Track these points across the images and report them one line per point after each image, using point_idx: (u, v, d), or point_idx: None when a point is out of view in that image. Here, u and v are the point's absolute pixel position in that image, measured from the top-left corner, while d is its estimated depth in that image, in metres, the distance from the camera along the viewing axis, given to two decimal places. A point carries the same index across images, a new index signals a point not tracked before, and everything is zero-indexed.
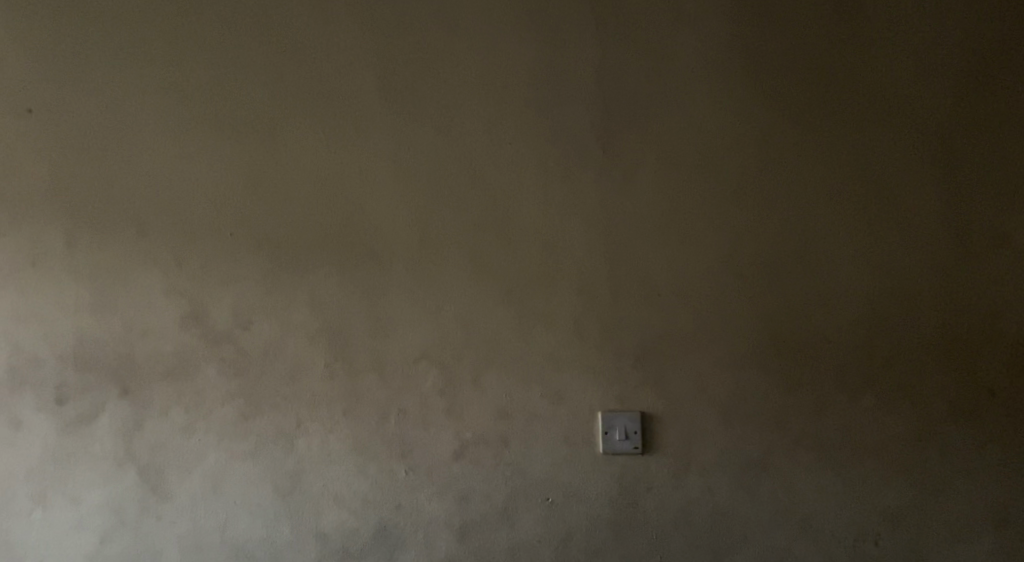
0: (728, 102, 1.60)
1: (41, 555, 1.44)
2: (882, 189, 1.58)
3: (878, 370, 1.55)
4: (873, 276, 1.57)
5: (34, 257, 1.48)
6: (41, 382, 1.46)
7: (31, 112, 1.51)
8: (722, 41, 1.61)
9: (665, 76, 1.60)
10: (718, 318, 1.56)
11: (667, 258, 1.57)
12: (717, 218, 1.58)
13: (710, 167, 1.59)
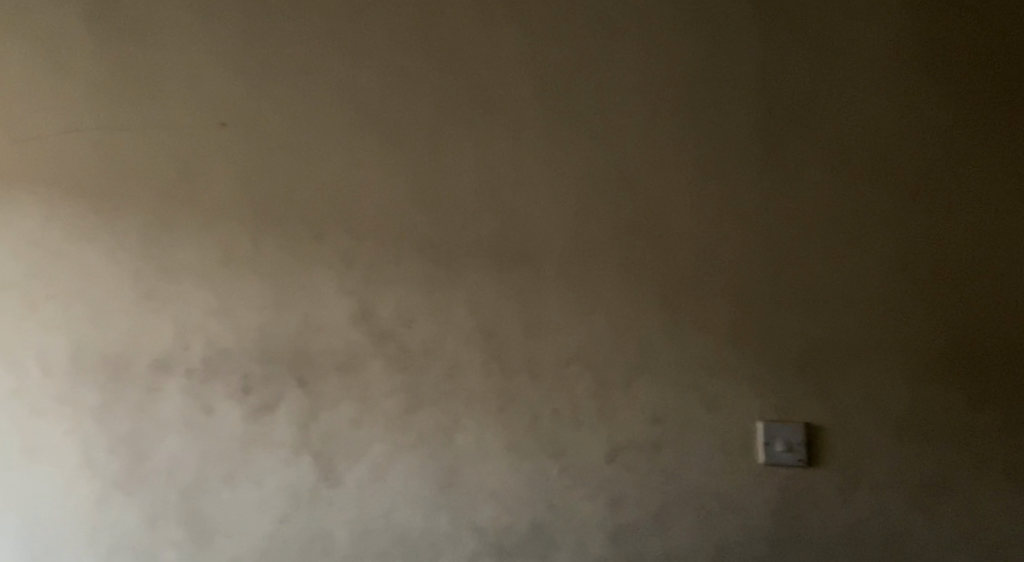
0: (831, 120, 1.52)
1: (229, 531, 1.58)
2: (983, 201, 1.47)
3: (1002, 400, 1.44)
4: (981, 298, 1.46)
5: (226, 259, 1.61)
6: (229, 372, 1.59)
7: (225, 126, 1.62)
8: (830, 50, 1.52)
9: (827, 72, 1.52)
10: (880, 331, 1.47)
11: (823, 267, 1.49)
12: (824, 245, 1.50)
13: (822, 189, 1.51)
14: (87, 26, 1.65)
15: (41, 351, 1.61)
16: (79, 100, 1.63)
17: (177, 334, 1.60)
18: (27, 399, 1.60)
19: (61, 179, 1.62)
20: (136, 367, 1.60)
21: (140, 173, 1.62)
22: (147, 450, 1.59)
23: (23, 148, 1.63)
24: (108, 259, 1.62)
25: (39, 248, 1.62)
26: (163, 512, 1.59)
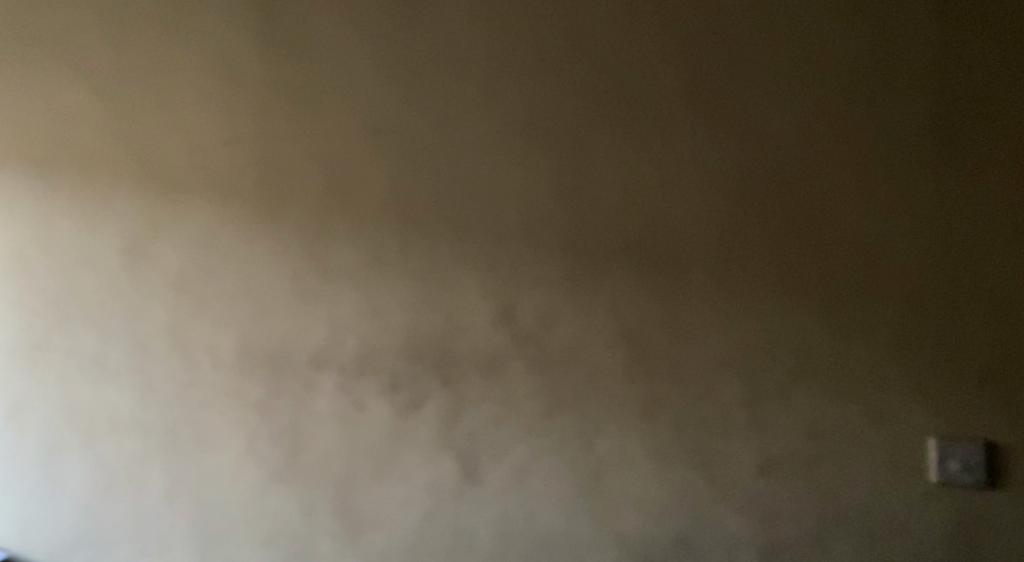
0: (1000, 111, 1.36)
1: (378, 524, 1.64)
2: None
3: None
4: None
5: (377, 261, 1.66)
6: (379, 370, 1.65)
7: (376, 134, 1.66)
8: (1000, 31, 1.36)
9: (1008, 55, 1.36)
10: None
11: (1000, 274, 1.36)
12: (993, 251, 1.37)
13: (989, 189, 1.37)
14: (247, 39, 1.73)
15: (211, 347, 1.73)
16: (242, 111, 1.73)
17: (330, 333, 1.67)
18: (199, 391, 1.73)
19: (229, 186, 1.73)
20: (294, 363, 1.69)
21: (298, 179, 1.70)
22: (304, 443, 1.68)
23: (196, 158, 1.75)
24: (270, 262, 1.71)
25: (209, 251, 1.74)
26: (318, 502, 1.67)
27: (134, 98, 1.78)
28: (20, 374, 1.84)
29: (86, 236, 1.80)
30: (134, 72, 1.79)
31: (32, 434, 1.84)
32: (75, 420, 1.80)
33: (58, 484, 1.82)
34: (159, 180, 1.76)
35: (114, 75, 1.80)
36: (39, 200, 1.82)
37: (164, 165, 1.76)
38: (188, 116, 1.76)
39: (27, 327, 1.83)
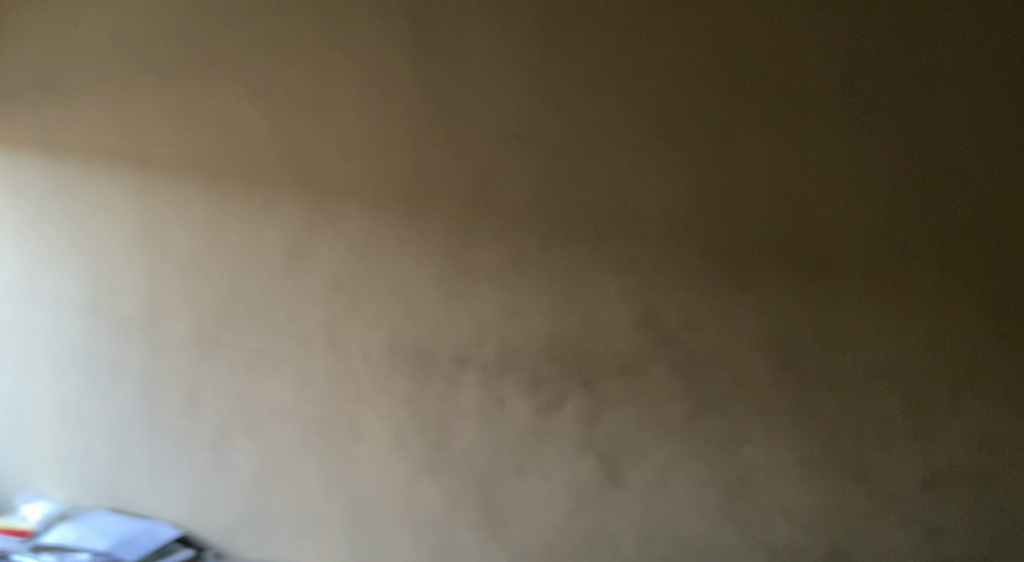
0: None
1: (519, 521, 1.66)
2: None
3: None
4: None
5: (518, 262, 1.66)
6: (519, 369, 1.66)
7: (518, 138, 1.66)
8: None
9: None
10: None
11: None
12: None
13: None
14: (396, 47, 1.76)
15: (363, 345, 1.82)
16: (391, 119, 1.77)
17: (473, 333, 1.70)
18: (352, 385, 1.83)
19: (379, 191, 1.79)
20: (439, 361, 1.74)
21: (444, 184, 1.73)
22: (448, 438, 1.72)
23: (349, 166, 1.83)
24: (417, 265, 1.76)
25: (361, 254, 1.82)
26: (462, 496, 1.71)
27: (293, 109, 1.88)
28: (197, 366, 2.01)
29: (253, 240, 1.94)
30: (291, 80, 1.88)
31: (206, 421, 2.00)
32: (242, 411, 1.96)
33: (226, 468, 1.98)
34: (317, 188, 1.86)
35: (276, 87, 1.90)
36: (212, 206, 1.98)
37: (321, 173, 1.86)
38: (343, 124, 1.83)
39: (202, 321, 2.01)
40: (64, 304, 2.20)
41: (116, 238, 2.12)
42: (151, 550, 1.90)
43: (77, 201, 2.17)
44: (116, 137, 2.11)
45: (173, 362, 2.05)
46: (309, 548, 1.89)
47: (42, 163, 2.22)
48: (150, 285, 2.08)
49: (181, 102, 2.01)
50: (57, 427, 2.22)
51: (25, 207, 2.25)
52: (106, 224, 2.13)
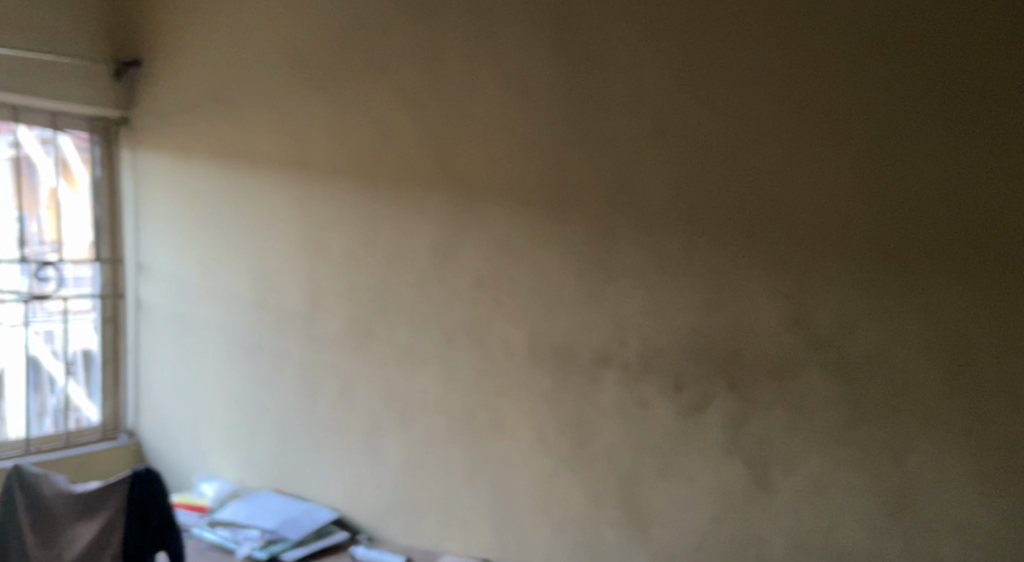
0: None
1: (662, 522, 1.64)
2: None
3: None
4: None
5: (660, 261, 1.65)
6: (662, 370, 1.64)
7: (662, 135, 1.63)
8: None
9: None
10: None
11: None
12: None
13: None
14: (538, 50, 1.79)
15: (505, 342, 1.86)
16: (533, 121, 1.81)
17: (615, 333, 1.70)
18: (495, 381, 1.88)
19: (522, 192, 1.83)
20: (581, 360, 1.75)
21: (586, 184, 1.74)
22: (590, 435, 1.73)
23: (492, 168, 1.88)
24: (558, 264, 1.78)
25: (504, 254, 1.86)
26: (604, 494, 1.72)
27: (439, 114, 1.95)
28: (351, 359, 2.14)
29: (401, 240, 2.04)
30: (436, 86, 1.95)
31: (359, 411, 2.13)
32: (392, 402, 2.06)
33: (378, 456, 2.09)
34: (462, 189, 1.93)
35: (423, 93, 1.98)
36: (364, 209, 2.10)
37: (466, 175, 1.92)
38: (487, 127, 1.88)
39: (355, 317, 2.13)
40: (235, 300, 2.40)
41: (279, 239, 2.29)
42: (312, 529, 2.03)
43: (246, 205, 2.37)
44: (279, 145, 2.27)
45: (329, 355, 2.19)
46: (453, 538, 1.95)
47: (217, 171, 2.43)
48: (309, 283, 2.23)
49: (336, 111, 2.14)
50: (229, 413, 2.43)
51: (202, 213, 2.48)
52: (270, 226, 2.31)
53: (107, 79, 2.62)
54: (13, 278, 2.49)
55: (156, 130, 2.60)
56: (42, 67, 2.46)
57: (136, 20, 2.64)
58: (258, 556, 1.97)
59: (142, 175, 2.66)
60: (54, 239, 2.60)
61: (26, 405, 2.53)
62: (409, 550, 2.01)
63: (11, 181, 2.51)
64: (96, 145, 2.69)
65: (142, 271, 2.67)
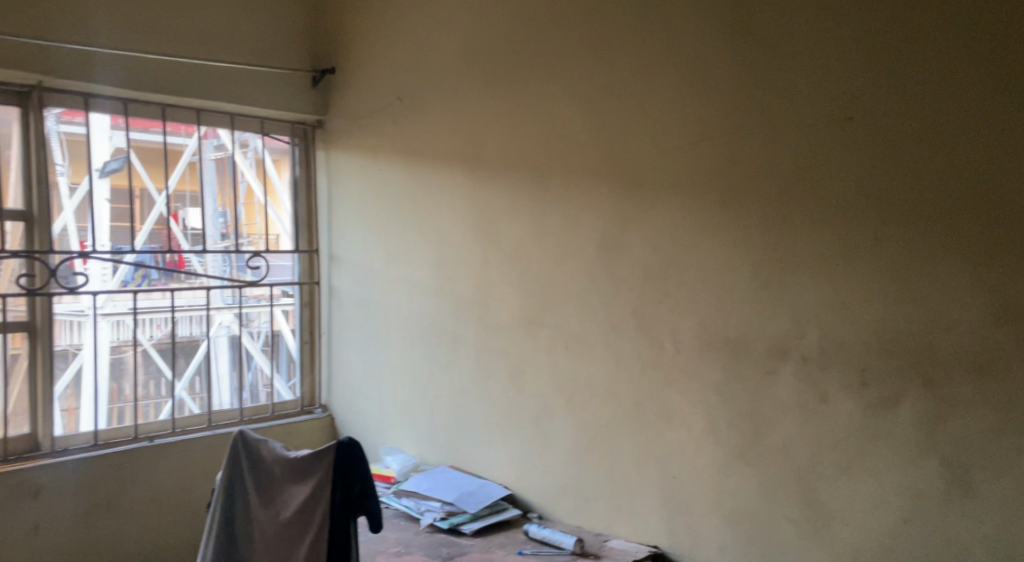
0: None
1: (845, 521, 1.59)
2: None
3: None
4: None
5: (844, 251, 1.59)
6: (845, 363, 1.59)
7: (849, 120, 1.57)
8: None
9: None
10: None
11: None
12: None
13: None
14: (713, 39, 1.78)
15: (674, 332, 1.88)
16: (707, 111, 1.80)
17: (793, 325, 1.67)
18: (663, 370, 1.90)
19: (693, 183, 1.83)
20: (755, 352, 1.73)
21: (761, 173, 1.71)
22: (765, 428, 1.71)
23: (663, 158, 1.89)
24: (730, 255, 1.77)
25: (674, 244, 1.87)
26: (781, 488, 1.68)
27: (609, 107, 1.99)
28: (522, 345, 2.24)
29: (570, 231, 2.10)
30: (607, 80, 2.00)
31: (531, 395, 2.22)
32: (563, 387, 2.13)
33: (549, 439, 2.17)
34: (631, 181, 1.95)
35: (593, 87, 2.03)
36: (535, 201, 2.18)
37: (635, 166, 1.94)
38: (657, 119, 1.89)
39: (526, 305, 2.22)
40: (417, 287, 2.57)
41: (455, 230, 2.43)
42: (487, 505, 2.14)
43: (426, 198, 2.53)
44: (456, 142, 2.41)
45: (501, 340, 2.30)
46: (622, 523, 1.99)
47: (400, 168, 2.62)
48: (482, 272, 2.35)
49: (510, 107, 2.24)
50: (411, 393, 2.61)
51: (387, 206, 2.68)
52: (447, 217, 2.46)
53: (306, 86, 2.90)
54: (217, 265, 2.75)
55: (349, 131, 2.84)
56: (253, 77, 2.75)
57: (331, 32, 2.90)
58: (439, 526, 2.10)
59: (335, 172, 2.92)
60: (256, 233, 2.86)
61: (235, 380, 2.81)
62: (579, 531, 2.06)
63: (217, 180, 2.78)
64: (297, 146, 2.99)
65: (335, 260, 2.94)
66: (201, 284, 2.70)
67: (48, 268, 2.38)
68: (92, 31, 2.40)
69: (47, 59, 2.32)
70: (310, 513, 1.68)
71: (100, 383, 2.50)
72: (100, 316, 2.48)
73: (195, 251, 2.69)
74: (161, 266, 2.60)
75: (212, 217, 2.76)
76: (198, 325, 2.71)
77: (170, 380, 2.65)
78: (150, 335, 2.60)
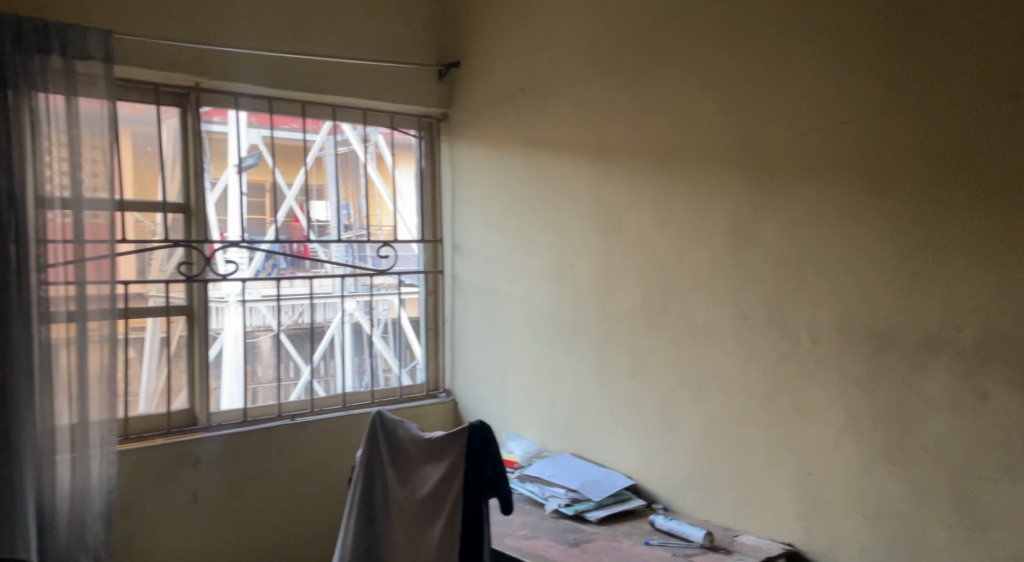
0: None
1: (1005, 527, 1.49)
2: None
3: None
4: None
5: (1008, 237, 1.48)
6: (1009, 359, 1.48)
7: (1017, 97, 1.47)
8: None
9: None
10: None
11: None
12: None
13: None
14: (860, 15, 1.70)
15: (812, 323, 1.80)
16: (850, 91, 1.72)
17: (946, 317, 1.57)
18: (800, 362, 1.83)
19: (833, 168, 1.76)
20: (903, 346, 1.64)
21: (910, 156, 1.62)
22: (913, 425, 1.62)
23: (802, 142, 1.81)
24: (875, 242, 1.69)
25: (812, 231, 1.80)
26: (932, 489, 1.59)
27: (744, 91, 1.93)
28: (646, 334, 2.22)
29: (699, 219, 2.06)
30: (740, 64, 1.94)
31: (655, 385, 2.20)
32: (689, 378, 2.10)
33: (674, 429, 2.14)
34: (767, 166, 1.89)
35: (726, 71, 1.97)
36: (662, 189, 2.16)
37: (771, 151, 1.88)
38: (796, 102, 1.82)
39: (650, 295, 2.20)
40: (539, 276, 2.60)
41: (577, 219, 2.43)
42: (611, 493, 2.14)
43: (548, 187, 2.54)
44: (581, 130, 2.41)
45: (625, 330, 2.29)
46: (753, 519, 1.94)
47: (522, 158, 2.65)
48: (605, 260, 2.34)
49: (636, 94, 2.22)
50: (533, 380, 2.65)
51: (509, 196, 2.72)
52: (569, 206, 2.46)
53: (433, 80, 2.98)
54: (340, 254, 2.86)
55: (472, 123, 2.90)
56: (383, 73, 2.85)
57: (457, 25, 2.96)
58: (564, 512, 2.11)
59: (459, 163, 2.99)
60: (372, 225, 2.96)
61: (357, 363, 2.93)
62: (707, 525, 2.03)
63: (337, 174, 2.88)
64: (423, 139, 3.09)
65: (458, 250, 3.01)
66: (326, 271, 2.82)
67: (204, 256, 2.56)
68: (242, 33, 2.54)
69: (202, 60, 2.47)
70: (445, 491, 1.75)
71: (239, 365, 2.66)
72: (238, 303, 2.65)
73: (320, 241, 2.81)
74: (289, 256, 2.73)
75: (336, 210, 2.87)
76: (327, 312, 2.85)
77: (297, 363, 2.79)
78: (285, 320, 2.76)
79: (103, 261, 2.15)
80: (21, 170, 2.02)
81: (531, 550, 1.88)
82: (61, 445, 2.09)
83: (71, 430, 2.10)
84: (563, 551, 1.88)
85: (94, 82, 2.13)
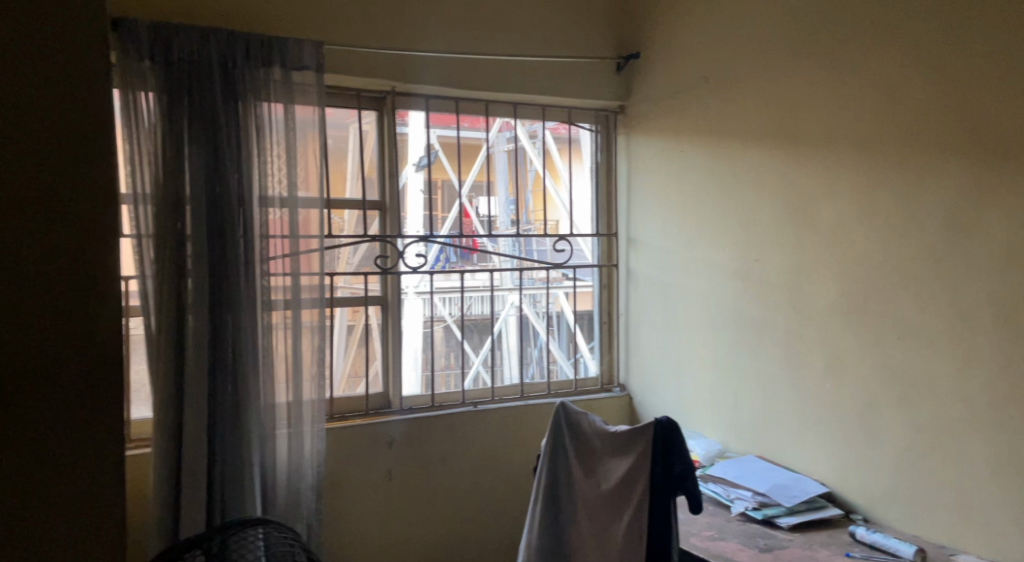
0: None
1: None
2: None
3: None
4: None
5: None
6: None
7: None
8: None
9: None
10: None
11: None
12: None
13: None
14: None
15: None
16: None
17: None
18: None
19: None
20: None
21: None
22: None
23: None
24: None
25: None
26: None
27: (966, 67, 1.75)
28: (843, 332, 2.08)
29: (908, 209, 1.89)
30: (962, 38, 1.76)
31: (853, 387, 2.06)
32: (894, 381, 1.94)
33: (876, 436, 1.99)
34: (994, 150, 1.70)
35: (945, 46, 1.80)
36: (864, 178, 2.01)
37: (1000, 133, 1.69)
38: None
39: (848, 290, 2.06)
40: (720, 269, 2.52)
41: (765, 211, 2.33)
42: (803, 500, 2.03)
43: (732, 178, 2.45)
44: (771, 118, 2.30)
45: (818, 327, 2.16)
46: (969, 538, 1.76)
47: (704, 148, 2.58)
48: (796, 254, 2.22)
49: (835, 78, 2.08)
50: (713, 377, 2.57)
51: (688, 188, 2.66)
52: (755, 197, 2.36)
53: (611, 73, 2.97)
54: (507, 247, 2.92)
55: (651, 115, 2.86)
56: (563, 69, 2.89)
57: (637, 17, 2.93)
58: (752, 516, 2.03)
59: (636, 157, 2.96)
60: (539, 218, 3.00)
61: (521, 355, 2.99)
62: (914, 541, 1.88)
63: (508, 170, 2.96)
64: (599, 133, 3.10)
65: (634, 244, 2.99)
66: (493, 265, 2.89)
67: (397, 250, 2.71)
68: (432, 38, 2.66)
69: (398, 65, 2.61)
70: (630, 487, 1.74)
71: (418, 353, 2.80)
72: (418, 294, 2.79)
73: (488, 236, 2.88)
74: (458, 251, 2.83)
75: (503, 205, 2.94)
76: (498, 303, 2.94)
77: (467, 354, 2.89)
78: (460, 312, 2.87)
79: (313, 254, 2.36)
80: (248, 171, 2.25)
81: (719, 553, 1.83)
82: (280, 421, 2.32)
83: (287, 408, 2.33)
84: (753, 556, 1.81)
85: (308, 91, 2.34)
